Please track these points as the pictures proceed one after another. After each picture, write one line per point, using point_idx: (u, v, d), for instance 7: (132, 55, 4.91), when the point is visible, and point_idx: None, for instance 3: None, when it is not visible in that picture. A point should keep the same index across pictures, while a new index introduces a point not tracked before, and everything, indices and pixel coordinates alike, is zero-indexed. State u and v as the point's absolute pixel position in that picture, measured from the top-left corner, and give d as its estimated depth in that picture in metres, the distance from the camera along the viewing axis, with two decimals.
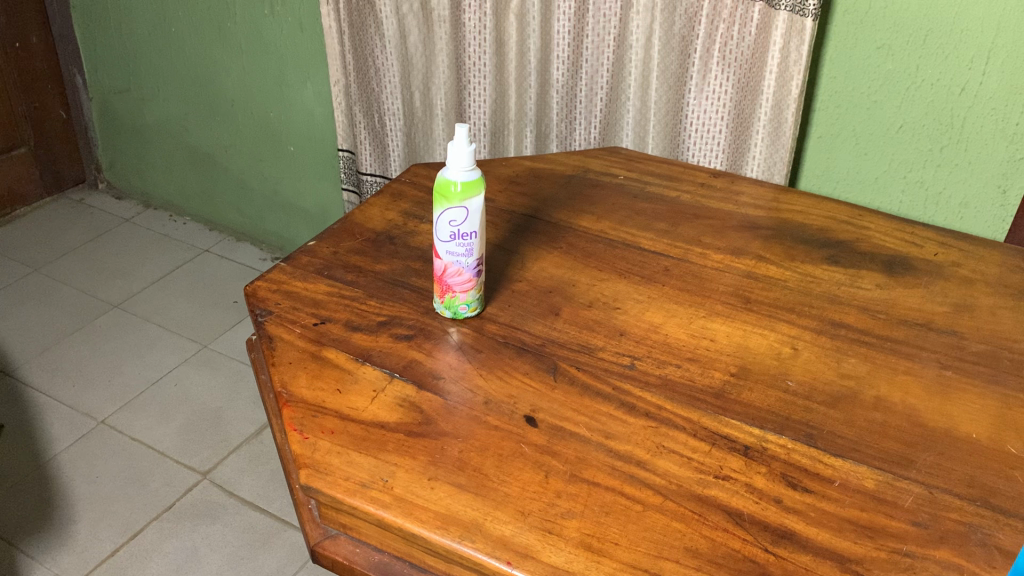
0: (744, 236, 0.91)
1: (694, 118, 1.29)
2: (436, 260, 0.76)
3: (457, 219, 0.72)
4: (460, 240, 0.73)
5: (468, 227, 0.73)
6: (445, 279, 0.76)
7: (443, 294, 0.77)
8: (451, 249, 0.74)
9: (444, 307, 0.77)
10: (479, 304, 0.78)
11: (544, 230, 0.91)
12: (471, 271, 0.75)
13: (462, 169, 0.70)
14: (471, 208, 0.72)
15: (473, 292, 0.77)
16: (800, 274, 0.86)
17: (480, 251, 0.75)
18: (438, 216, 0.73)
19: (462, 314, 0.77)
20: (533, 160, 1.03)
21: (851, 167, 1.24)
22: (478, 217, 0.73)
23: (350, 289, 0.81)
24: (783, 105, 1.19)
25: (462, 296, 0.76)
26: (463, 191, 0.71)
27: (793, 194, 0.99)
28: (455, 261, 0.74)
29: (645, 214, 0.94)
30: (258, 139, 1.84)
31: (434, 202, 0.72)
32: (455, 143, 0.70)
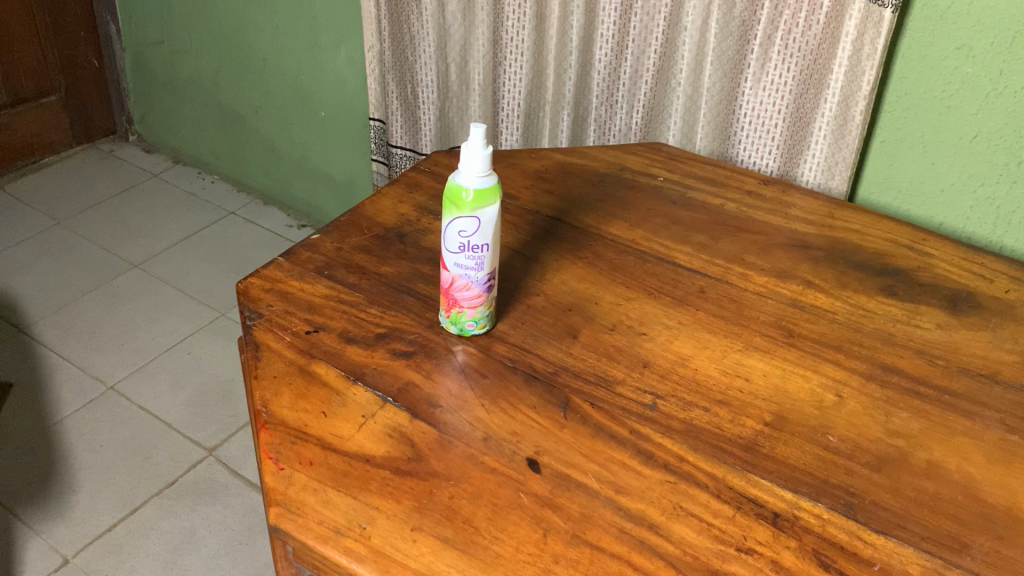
0: (791, 257, 0.82)
1: (749, 109, 1.19)
2: (443, 271, 0.68)
3: (467, 228, 0.64)
4: (471, 251, 0.66)
5: (478, 239, 0.65)
6: (453, 291, 0.68)
7: (450, 307, 0.69)
8: (460, 261, 0.66)
9: (450, 323, 0.70)
10: (489, 320, 0.71)
11: (569, 236, 0.83)
12: (482, 285, 0.67)
13: (475, 175, 0.63)
14: (484, 218, 0.64)
15: (483, 308, 0.69)
16: (852, 307, 0.77)
17: (495, 265, 0.67)
18: (447, 223, 0.65)
19: (469, 330, 0.70)
20: (564, 154, 0.95)
21: (915, 176, 1.12)
22: (491, 229, 0.65)
23: (350, 293, 0.74)
24: (851, 103, 1.09)
25: (470, 312, 0.69)
26: (476, 199, 0.63)
27: (850, 210, 0.89)
28: (464, 274, 0.67)
29: (684, 223, 0.85)
30: (290, 102, 1.77)
31: (444, 209, 0.65)
32: (469, 145, 0.62)
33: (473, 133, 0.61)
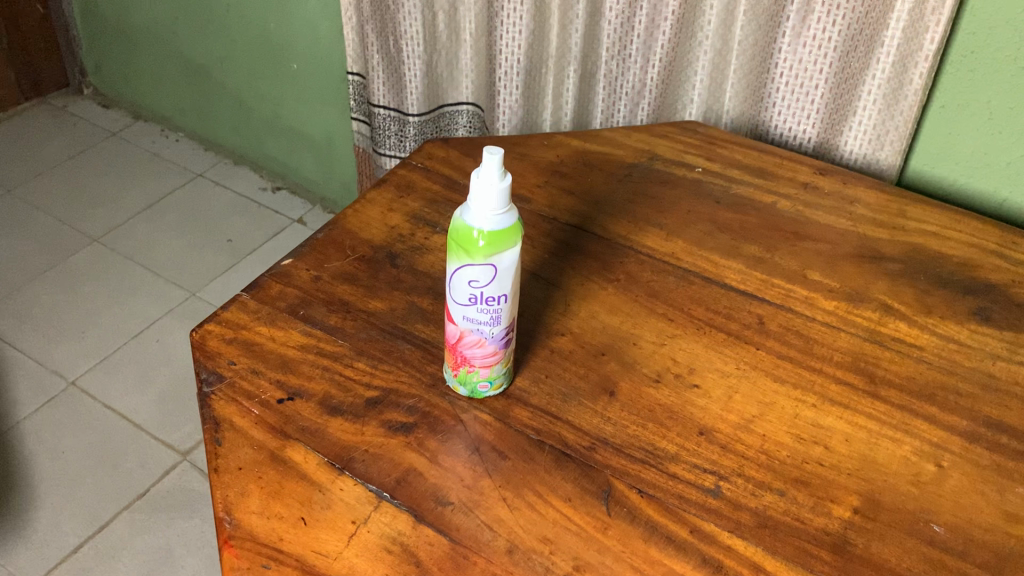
0: (862, 272, 0.68)
1: (787, 68, 1.03)
2: (447, 323, 0.54)
3: (480, 278, 0.50)
4: (484, 305, 0.51)
5: (494, 290, 0.51)
6: (460, 346, 0.54)
7: (456, 364, 0.55)
8: (471, 314, 0.52)
9: (457, 382, 0.56)
10: (505, 378, 0.57)
11: (596, 251, 0.69)
12: (498, 341, 0.54)
13: (490, 214, 0.48)
14: (502, 266, 0.50)
15: (499, 366, 0.55)
16: (940, 340, 0.63)
17: (514, 317, 0.53)
18: (452, 269, 0.51)
19: (481, 392, 0.56)
20: (582, 140, 0.80)
21: (977, 147, 0.97)
22: (510, 277, 0.51)
23: (332, 341, 0.59)
24: (909, 63, 0.94)
25: (482, 372, 0.55)
26: (491, 243, 0.49)
27: (924, 205, 0.75)
28: (475, 329, 0.53)
29: (731, 229, 0.71)
30: (259, 54, 1.59)
31: (448, 253, 0.50)
32: (481, 176, 0.48)
33: (487, 161, 0.47)
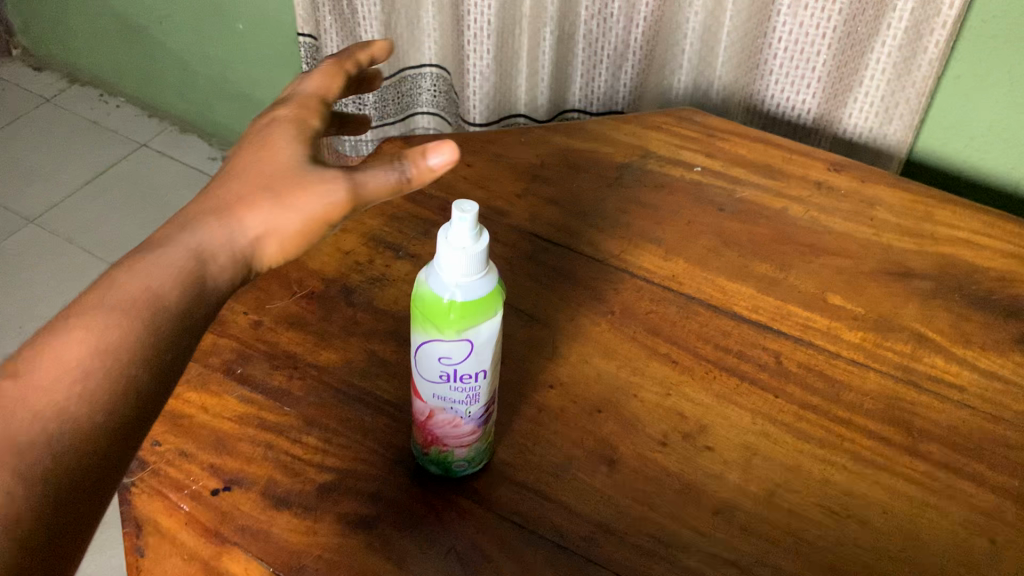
0: (889, 294, 0.60)
1: (786, 32, 0.90)
2: (415, 398, 0.45)
3: (452, 354, 0.41)
4: (457, 383, 0.42)
5: (469, 367, 0.41)
6: (431, 425, 0.45)
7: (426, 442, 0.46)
8: (442, 392, 0.43)
9: (428, 461, 0.47)
10: (486, 454, 0.48)
11: (586, 276, 0.59)
12: (476, 419, 0.44)
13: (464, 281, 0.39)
14: (479, 340, 0.41)
15: (478, 445, 0.46)
16: (983, 376, 0.55)
17: (493, 391, 0.44)
18: (418, 343, 0.41)
19: (458, 471, 0.47)
20: (564, 135, 0.70)
21: (994, 121, 0.88)
22: (490, 352, 0.41)
23: (277, 409, 0.50)
24: (923, 30, 0.82)
25: (459, 453, 0.46)
26: (465, 314, 0.39)
27: (953, 206, 0.66)
28: (447, 408, 0.44)
29: (738, 244, 0.62)
30: (200, 12, 1.44)
31: (414, 321, 0.41)
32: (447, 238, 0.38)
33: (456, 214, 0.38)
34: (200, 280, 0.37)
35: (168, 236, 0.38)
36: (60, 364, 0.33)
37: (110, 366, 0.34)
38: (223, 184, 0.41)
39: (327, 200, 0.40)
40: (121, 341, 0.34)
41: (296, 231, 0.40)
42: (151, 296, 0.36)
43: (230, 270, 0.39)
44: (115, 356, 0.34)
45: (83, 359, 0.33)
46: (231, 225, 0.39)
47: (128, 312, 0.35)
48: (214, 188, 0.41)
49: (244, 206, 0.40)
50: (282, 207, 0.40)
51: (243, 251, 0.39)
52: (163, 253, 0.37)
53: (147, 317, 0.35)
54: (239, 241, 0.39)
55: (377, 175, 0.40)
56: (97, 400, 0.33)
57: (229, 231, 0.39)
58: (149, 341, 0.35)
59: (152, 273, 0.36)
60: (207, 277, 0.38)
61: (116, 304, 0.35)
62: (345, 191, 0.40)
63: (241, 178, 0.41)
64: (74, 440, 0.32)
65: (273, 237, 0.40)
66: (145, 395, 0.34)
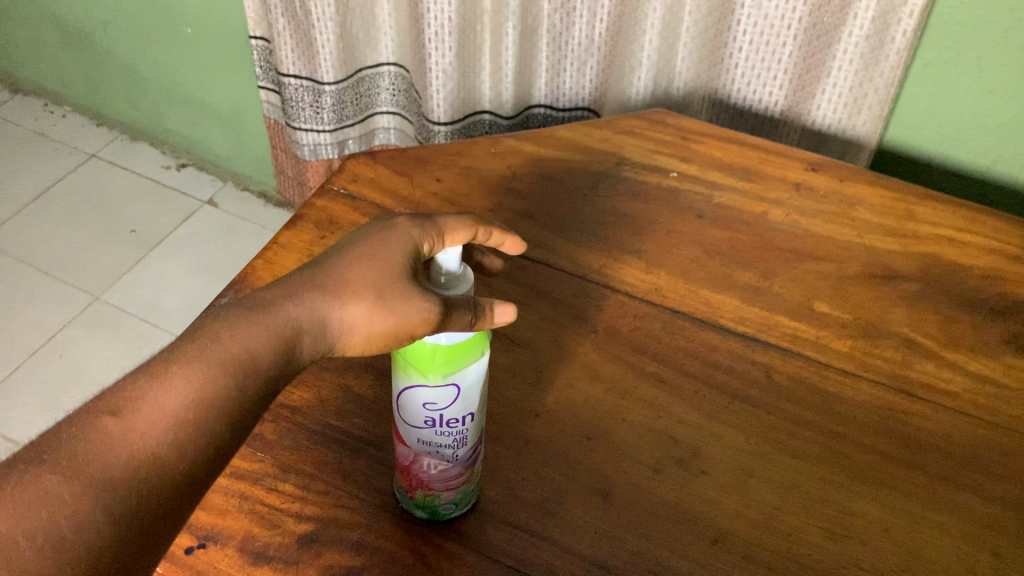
0: (876, 298, 0.58)
1: (749, 25, 0.89)
2: (398, 444, 0.43)
3: (438, 399, 0.39)
4: (444, 428, 0.40)
5: (455, 411, 0.40)
6: (416, 471, 0.43)
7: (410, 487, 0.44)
8: (427, 437, 0.41)
9: (412, 506, 0.45)
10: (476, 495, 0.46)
11: (566, 293, 0.57)
12: (463, 464, 0.43)
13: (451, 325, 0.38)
14: (465, 382, 0.39)
15: (467, 489, 0.44)
16: (975, 380, 0.54)
17: (480, 434, 0.43)
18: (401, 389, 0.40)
19: (445, 514, 0.45)
20: (535, 143, 0.68)
21: (965, 107, 0.87)
22: (476, 395, 0.40)
23: (250, 456, 0.47)
24: (891, 19, 0.80)
25: (446, 499, 0.44)
26: (451, 358, 0.38)
27: (933, 202, 0.65)
28: (432, 452, 0.42)
29: (720, 252, 0.61)
30: (145, 17, 1.38)
31: (397, 364, 0.39)
32: None
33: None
34: (280, 354, 0.39)
35: (270, 300, 0.40)
36: (150, 418, 0.36)
37: (192, 431, 0.36)
38: (341, 261, 0.42)
39: (409, 317, 0.39)
40: (204, 410, 0.37)
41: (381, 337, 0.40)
42: (245, 360, 0.38)
43: (317, 349, 0.41)
44: (198, 426, 0.37)
45: (169, 424, 0.36)
46: (329, 307, 0.41)
47: (218, 370, 0.37)
48: (330, 267, 0.42)
49: (351, 296, 0.41)
50: (375, 309, 0.40)
51: (326, 337, 0.41)
52: (261, 315, 0.39)
53: (232, 381, 0.38)
54: (328, 325, 0.41)
55: (459, 314, 0.39)
56: (182, 451, 0.36)
57: (326, 316, 0.41)
58: (228, 410, 0.37)
59: (244, 337, 0.39)
60: (292, 352, 0.40)
61: (204, 368, 0.37)
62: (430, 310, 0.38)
63: (355, 265, 0.42)
64: (146, 500, 0.35)
65: (360, 332, 0.41)
66: (213, 461, 0.37)
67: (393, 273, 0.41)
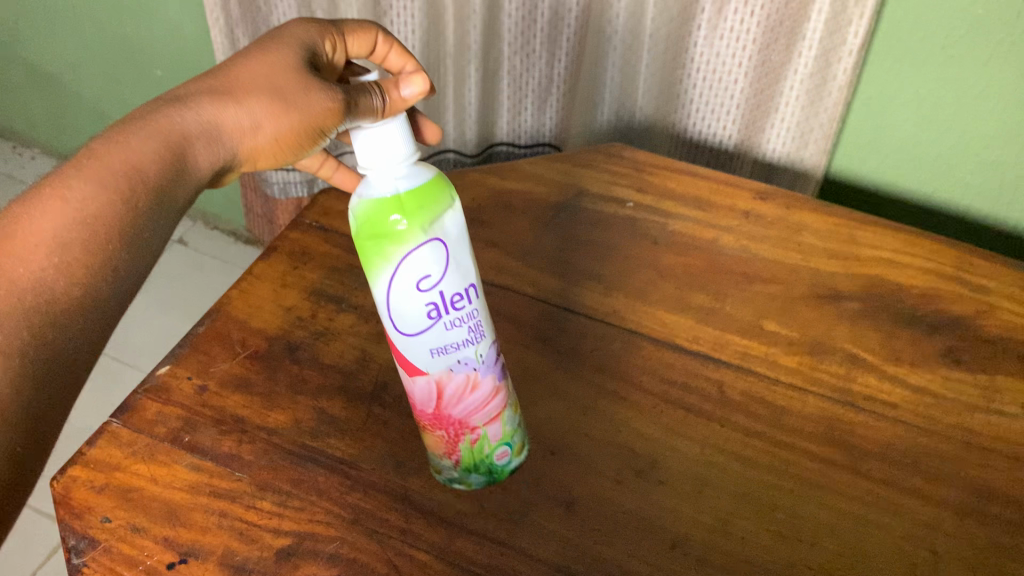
0: (822, 317, 0.62)
1: (702, 62, 0.93)
2: (421, 393, 0.45)
3: (433, 269, 0.41)
4: (453, 315, 0.43)
5: (453, 283, 0.42)
6: (451, 411, 0.45)
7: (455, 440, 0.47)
8: (443, 344, 0.43)
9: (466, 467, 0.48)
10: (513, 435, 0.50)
11: (530, 317, 0.60)
12: (490, 370, 0.46)
13: (399, 175, 0.41)
14: (447, 234, 0.42)
15: (500, 415, 0.48)
16: (913, 390, 0.57)
17: (488, 328, 0.46)
18: (401, 293, 0.41)
19: (499, 465, 0.49)
20: (499, 177, 0.71)
21: (906, 139, 0.92)
22: (460, 251, 0.43)
23: (228, 475, 0.49)
24: (832, 58, 0.85)
25: (483, 428, 0.47)
26: (417, 199, 0.41)
27: (873, 227, 0.69)
28: (457, 366, 0.44)
29: (675, 276, 0.64)
30: (115, 59, 1.40)
31: (377, 260, 0.41)
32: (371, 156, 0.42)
33: (354, 137, 0.42)
34: (188, 150, 0.46)
35: (166, 107, 0.47)
36: (33, 236, 0.39)
37: (91, 236, 0.40)
38: (239, 69, 0.50)
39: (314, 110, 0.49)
40: (94, 225, 0.41)
41: (283, 132, 0.50)
42: (131, 169, 0.43)
43: (217, 154, 0.48)
44: (84, 247, 0.40)
45: (51, 244, 0.39)
46: (229, 116, 0.48)
47: (102, 187, 0.42)
48: (227, 73, 0.50)
49: (251, 96, 0.49)
50: (274, 111, 0.49)
51: (225, 143, 0.48)
52: (155, 125, 0.45)
53: (118, 197, 0.42)
54: (226, 133, 0.48)
55: (363, 100, 0.48)
56: (73, 274, 0.39)
57: (226, 123, 0.48)
58: (117, 221, 0.42)
59: (133, 148, 0.44)
60: (189, 157, 0.46)
61: (84, 188, 0.41)
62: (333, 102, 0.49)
63: (250, 77, 0.50)
64: (40, 320, 0.37)
65: (262, 133, 0.49)
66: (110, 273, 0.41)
67: (287, 78, 0.50)
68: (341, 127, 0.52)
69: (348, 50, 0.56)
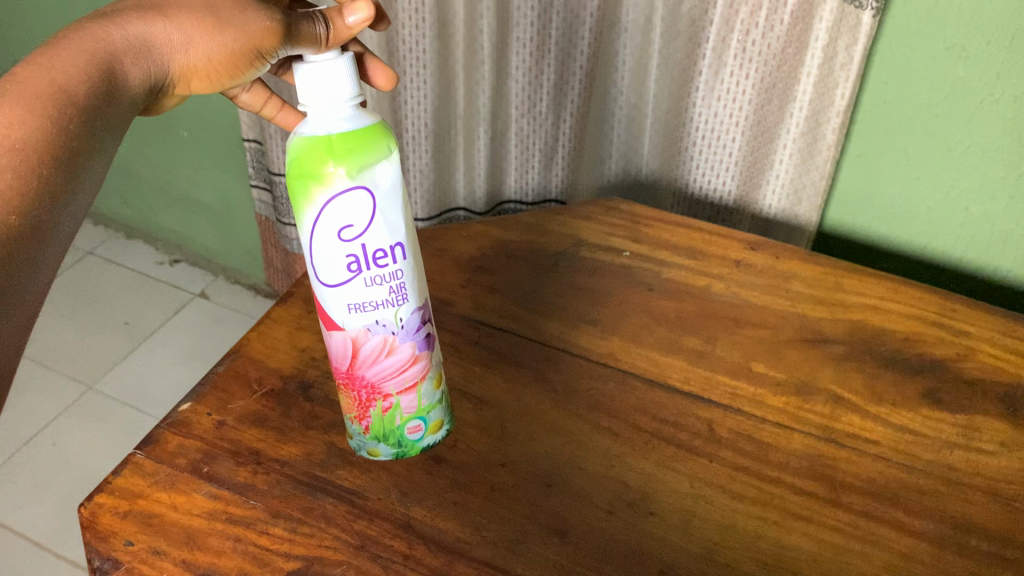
0: (808, 359, 0.65)
1: (701, 122, 0.97)
2: (341, 349, 0.50)
3: (356, 222, 0.46)
4: (373, 273, 0.48)
5: (376, 240, 0.47)
6: (363, 371, 0.51)
7: (368, 403, 0.52)
8: (361, 299, 0.48)
9: (378, 431, 0.54)
10: (432, 411, 0.55)
11: (530, 358, 0.64)
12: (410, 338, 0.51)
13: (339, 115, 0.45)
14: (376, 185, 0.46)
15: (416, 388, 0.53)
16: (894, 428, 0.60)
17: (415, 293, 0.50)
18: (319, 238, 0.46)
19: (411, 434, 0.55)
20: (503, 229, 0.76)
21: (897, 194, 0.95)
22: (389, 208, 0.47)
23: (243, 503, 0.53)
24: (821, 118, 0.89)
25: (398, 395, 0.52)
26: (348, 143, 0.45)
27: (857, 276, 0.73)
28: (372, 325, 0.49)
29: (669, 321, 0.68)
30: (144, 122, 1.47)
31: (303, 198, 0.45)
32: (314, 94, 0.45)
33: (298, 70, 0.45)
34: (116, 65, 0.47)
35: (95, 23, 0.48)
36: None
37: (19, 157, 0.41)
38: None
39: (251, 30, 0.51)
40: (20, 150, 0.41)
41: (215, 52, 0.51)
42: (58, 92, 0.43)
43: (147, 69, 0.49)
44: (13, 171, 0.40)
45: None
46: (159, 32, 0.49)
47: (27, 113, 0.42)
48: None
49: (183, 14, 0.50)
50: (207, 29, 0.50)
51: (156, 59, 0.49)
52: (82, 42, 0.46)
53: (44, 120, 0.42)
54: (157, 49, 0.49)
55: (305, 28, 0.52)
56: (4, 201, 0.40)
57: (156, 39, 0.49)
58: (44, 144, 0.42)
59: (62, 69, 0.44)
60: (117, 75, 0.47)
61: (8, 113, 0.41)
62: (270, 24, 0.51)
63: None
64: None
65: (193, 51, 0.50)
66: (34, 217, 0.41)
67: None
68: (275, 56, 0.54)
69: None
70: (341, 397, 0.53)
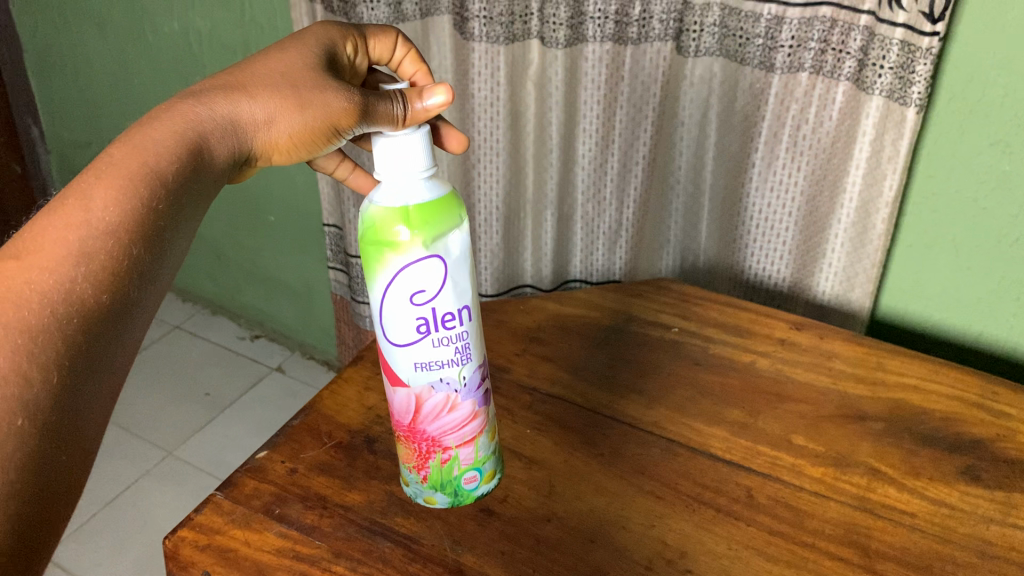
0: (848, 434, 0.68)
1: (757, 212, 1.01)
2: (405, 404, 0.56)
3: (428, 287, 0.52)
4: (441, 334, 0.53)
5: (445, 305, 0.53)
6: (425, 425, 0.56)
7: (428, 454, 0.57)
8: (428, 359, 0.54)
9: (436, 481, 0.59)
10: (488, 465, 0.60)
11: (579, 422, 0.68)
12: (471, 395, 0.56)
13: (415, 184, 0.51)
14: (448, 254, 0.52)
15: (476, 442, 0.58)
16: (931, 502, 0.62)
17: (476, 354, 0.56)
18: (394, 301, 0.52)
19: (467, 487, 0.60)
20: (559, 304, 0.82)
21: (949, 283, 0.97)
22: (459, 279, 0.53)
23: (309, 542, 0.57)
24: (871, 210, 0.92)
25: (457, 449, 0.57)
26: (424, 214, 0.51)
27: (899, 357, 0.76)
28: (438, 383, 0.55)
29: (713, 392, 0.71)
30: (236, 207, 1.59)
31: (378, 260, 0.51)
32: (393, 162, 0.52)
33: (378, 143, 0.52)
34: (207, 142, 0.51)
35: (188, 107, 0.51)
36: (57, 248, 0.41)
37: (114, 240, 0.43)
38: (257, 69, 0.56)
39: (332, 109, 0.55)
40: (114, 234, 0.43)
41: (296, 129, 0.55)
42: (149, 173, 0.46)
43: (233, 146, 0.53)
44: (107, 253, 0.42)
45: (77, 254, 0.41)
46: (245, 113, 0.53)
47: (120, 196, 0.44)
48: (245, 74, 0.55)
49: (268, 95, 0.54)
50: (291, 107, 0.55)
51: (242, 136, 0.53)
52: (172, 121, 0.50)
53: (136, 203, 0.44)
54: (243, 127, 0.53)
55: (383, 107, 0.54)
56: (99, 281, 0.41)
57: (243, 119, 0.53)
58: (134, 225, 0.44)
59: (151, 155, 0.47)
60: (207, 154, 0.51)
61: (104, 197, 0.44)
62: (349, 102, 0.55)
63: (264, 76, 0.55)
64: (74, 329, 0.39)
65: (276, 126, 0.54)
66: (128, 296, 0.43)
67: (301, 76, 0.56)
68: (354, 132, 0.58)
69: (370, 52, 0.64)
70: (401, 448, 0.58)
